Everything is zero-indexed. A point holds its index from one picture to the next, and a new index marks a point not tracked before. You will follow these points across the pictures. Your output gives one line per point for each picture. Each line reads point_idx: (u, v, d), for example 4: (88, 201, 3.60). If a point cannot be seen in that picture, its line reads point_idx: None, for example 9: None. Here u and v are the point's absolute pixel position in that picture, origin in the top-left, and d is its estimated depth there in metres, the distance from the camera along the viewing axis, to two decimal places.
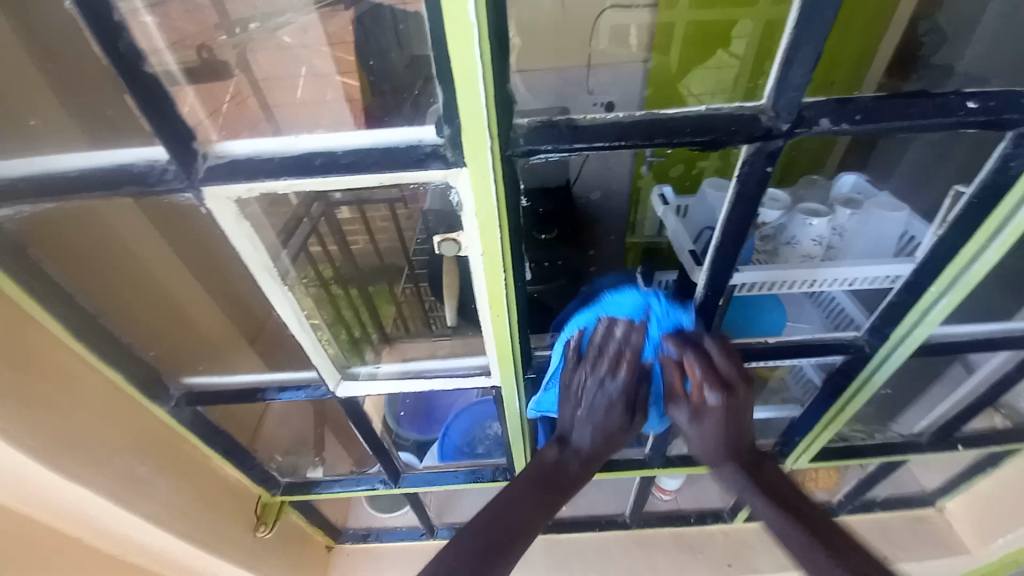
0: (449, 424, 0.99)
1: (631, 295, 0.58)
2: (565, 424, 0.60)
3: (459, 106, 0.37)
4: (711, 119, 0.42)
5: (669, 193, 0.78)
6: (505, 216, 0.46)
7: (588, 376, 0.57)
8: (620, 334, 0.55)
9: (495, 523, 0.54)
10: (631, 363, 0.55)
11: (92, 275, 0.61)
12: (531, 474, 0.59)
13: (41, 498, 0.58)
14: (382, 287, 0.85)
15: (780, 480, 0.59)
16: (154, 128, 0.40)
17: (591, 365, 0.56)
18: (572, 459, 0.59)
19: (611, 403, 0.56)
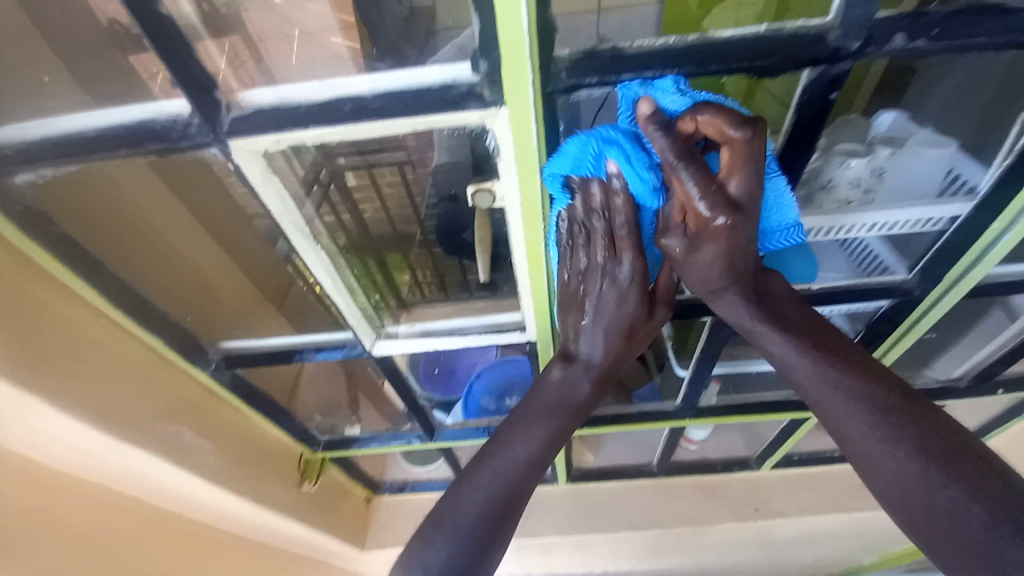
0: (472, 386, 0.93)
1: (582, 143, 0.41)
2: (571, 339, 0.56)
3: (498, 35, 0.34)
4: (771, 40, 0.38)
5: None
6: (545, 157, 0.43)
7: (587, 260, 0.49)
8: (598, 202, 0.44)
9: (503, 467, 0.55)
10: (624, 233, 0.46)
11: (116, 241, 0.61)
12: (529, 408, 0.57)
13: (97, 459, 0.61)
14: (396, 254, 0.74)
15: (787, 306, 0.53)
16: (172, 79, 0.38)
17: (583, 251, 0.48)
18: (582, 368, 0.56)
19: (620, 289, 0.49)
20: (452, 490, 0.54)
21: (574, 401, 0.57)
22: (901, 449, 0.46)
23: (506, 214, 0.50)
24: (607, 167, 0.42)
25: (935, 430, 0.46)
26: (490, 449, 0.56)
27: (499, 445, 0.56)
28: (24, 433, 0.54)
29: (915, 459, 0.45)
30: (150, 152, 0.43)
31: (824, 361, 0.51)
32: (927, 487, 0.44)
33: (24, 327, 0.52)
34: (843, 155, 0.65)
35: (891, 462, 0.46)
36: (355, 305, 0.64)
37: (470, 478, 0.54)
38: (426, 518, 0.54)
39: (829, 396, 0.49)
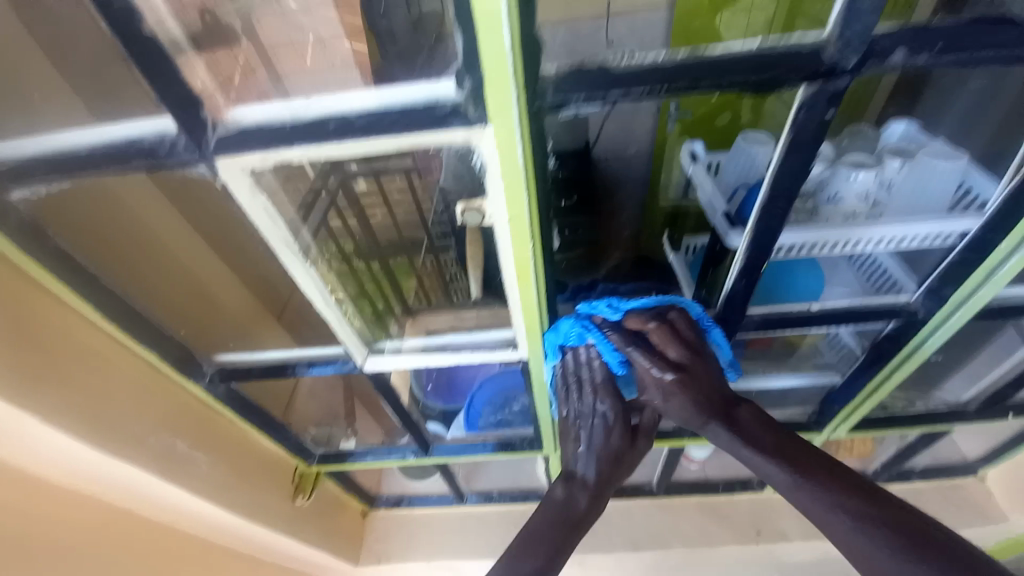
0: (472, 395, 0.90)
1: (570, 324, 0.58)
2: (568, 461, 0.62)
3: (481, 53, 0.33)
4: (763, 56, 0.37)
5: (699, 150, 0.71)
6: (532, 175, 0.42)
7: (580, 405, 0.60)
8: (583, 366, 0.59)
9: (516, 568, 0.55)
10: (602, 385, 0.58)
11: (113, 253, 0.61)
12: (533, 520, 0.59)
13: (89, 471, 0.60)
14: (401, 259, 0.74)
15: (766, 434, 0.55)
16: (160, 96, 0.38)
17: (573, 399, 0.60)
18: (579, 492, 0.59)
19: (609, 427, 0.59)
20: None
21: (577, 518, 0.58)
22: (888, 559, 0.46)
23: (495, 232, 0.49)
24: (585, 342, 0.58)
25: (916, 532, 0.47)
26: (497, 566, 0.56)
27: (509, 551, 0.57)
28: (17, 446, 0.54)
29: (903, 564, 0.46)
30: (140, 169, 0.43)
31: (802, 477, 0.52)
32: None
33: (17, 339, 0.51)
34: (848, 167, 0.66)
35: (879, 574, 0.47)
36: (346, 320, 0.63)
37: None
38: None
39: (815, 513, 0.50)
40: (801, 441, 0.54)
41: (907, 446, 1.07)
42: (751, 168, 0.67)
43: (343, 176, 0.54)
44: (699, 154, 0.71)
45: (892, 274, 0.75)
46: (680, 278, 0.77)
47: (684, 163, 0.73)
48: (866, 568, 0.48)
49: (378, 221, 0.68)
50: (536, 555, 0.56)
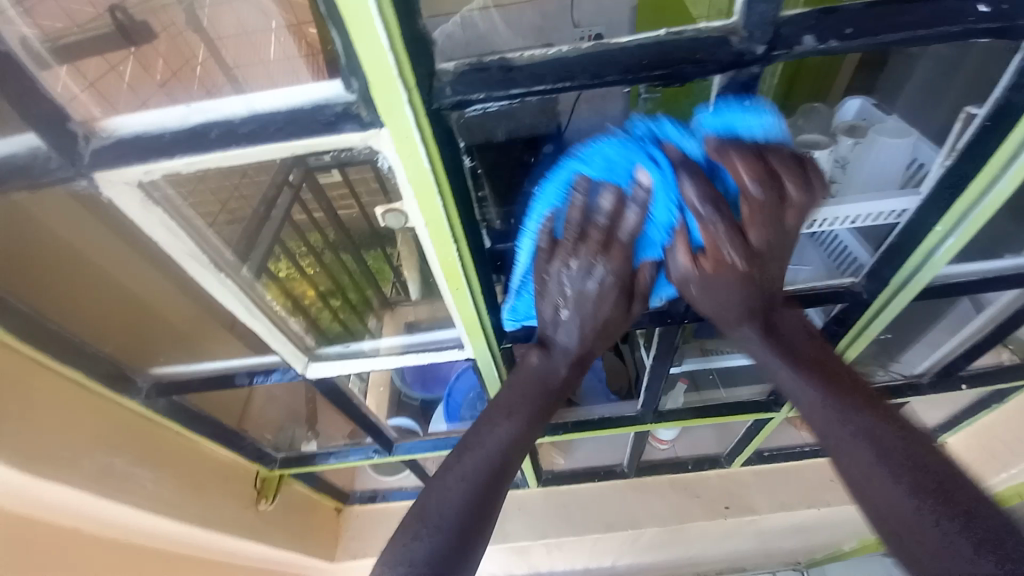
0: (451, 385, 0.92)
1: (620, 148, 0.44)
2: (546, 329, 0.55)
3: (357, 51, 0.31)
4: (669, 47, 0.35)
5: None
6: (443, 178, 0.41)
7: (575, 265, 0.47)
8: (607, 211, 0.45)
9: (477, 460, 0.51)
10: (619, 241, 0.47)
11: (23, 274, 0.56)
12: (507, 394, 0.56)
13: (19, 496, 0.58)
14: (375, 250, 0.64)
15: (796, 342, 0.54)
16: (20, 110, 0.34)
17: (568, 254, 0.47)
18: (555, 363, 0.56)
19: (599, 303, 0.51)
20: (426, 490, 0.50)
21: (549, 390, 0.56)
22: (892, 478, 0.45)
23: (418, 235, 0.47)
24: (636, 182, 0.44)
25: (918, 457, 0.45)
26: (469, 438, 0.53)
27: (472, 436, 0.53)
28: None
29: (905, 491, 0.44)
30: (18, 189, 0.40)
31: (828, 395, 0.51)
32: (929, 526, 0.42)
33: None
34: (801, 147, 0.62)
35: (876, 489, 0.45)
36: (281, 330, 0.61)
37: (449, 471, 0.51)
38: (383, 549, 0.48)
39: (830, 429, 0.49)
40: (840, 363, 0.53)
41: None
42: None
43: (303, 173, 0.52)
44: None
45: (850, 249, 0.72)
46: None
47: None
48: (853, 476, 0.47)
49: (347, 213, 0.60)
50: (500, 442, 0.53)
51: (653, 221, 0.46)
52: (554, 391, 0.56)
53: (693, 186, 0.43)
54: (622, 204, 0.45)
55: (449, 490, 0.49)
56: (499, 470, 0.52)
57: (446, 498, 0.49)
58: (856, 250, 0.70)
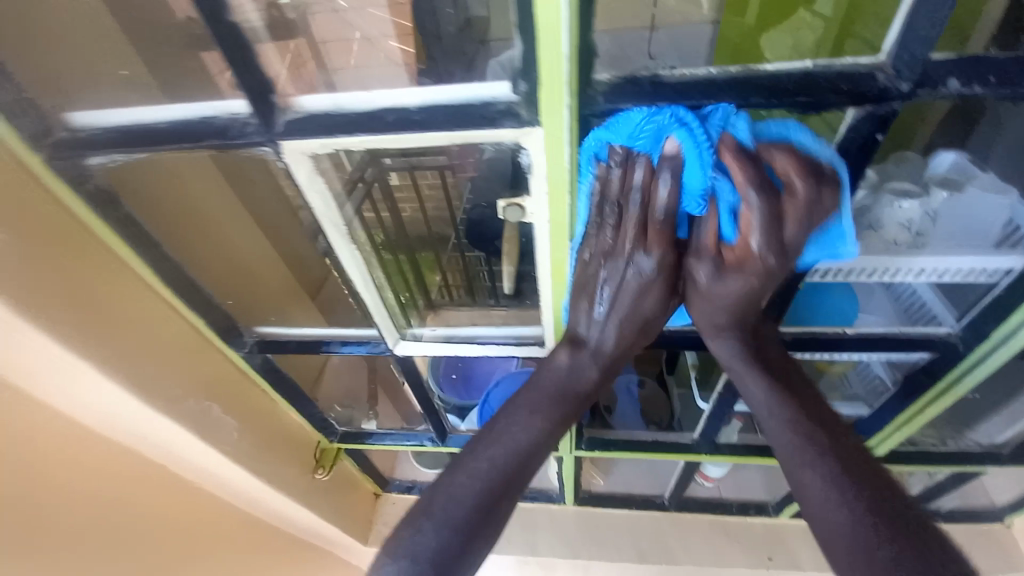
0: (489, 391, 0.94)
1: (649, 115, 0.39)
2: (579, 326, 0.52)
3: (539, 57, 0.35)
4: (815, 76, 0.38)
5: None
6: (575, 179, 0.44)
7: (611, 239, 0.45)
8: (641, 185, 0.41)
9: (495, 462, 0.51)
10: (659, 231, 0.43)
11: (175, 225, 0.63)
12: (535, 390, 0.54)
13: (136, 423, 0.64)
14: (428, 253, 0.80)
15: (776, 357, 0.56)
16: (238, 79, 0.40)
17: (602, 225, 0.44)
18: (586, 365, 0.53)
19: (637, 300, 0.48)
20: (437, 486, 0.51)
21: (573, 392, 0.54)
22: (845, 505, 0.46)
23: (533, 230, 0.51)
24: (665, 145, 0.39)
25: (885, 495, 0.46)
26: (487, 435, 0.53)
27: (496, 431, 0.52)
28: (73, 391, 0.58)
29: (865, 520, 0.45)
30: (209, 148, 0.45)
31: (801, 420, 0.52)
32: (873, 550, 0.43)
33: (71, 297, 0.53)
34: (893, 195, 0.61)
35: (827, 515, 0.46)
36: (383, 305, 0.66)
37: (466, 466, 0.51)
38: (390, 536, 0.50)
39: (794, 454, 0.50)
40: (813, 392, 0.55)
41: (932, 484, 1.04)
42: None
43: (380, 169, 0.59)
44: None
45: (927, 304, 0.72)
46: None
47: None
48: (810, 502, 0.48)
49: (410, 217, 0.74)
50: (523, 442, 0.52)
51: (688, 191, 0.41)
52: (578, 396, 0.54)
53: (741, 172, 0.38)
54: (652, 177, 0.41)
55: (463, 485, 0.50)
56: (515, 474, 0.51)
57: (460, 494, 0.49)
58: (939, 310, 0.69)
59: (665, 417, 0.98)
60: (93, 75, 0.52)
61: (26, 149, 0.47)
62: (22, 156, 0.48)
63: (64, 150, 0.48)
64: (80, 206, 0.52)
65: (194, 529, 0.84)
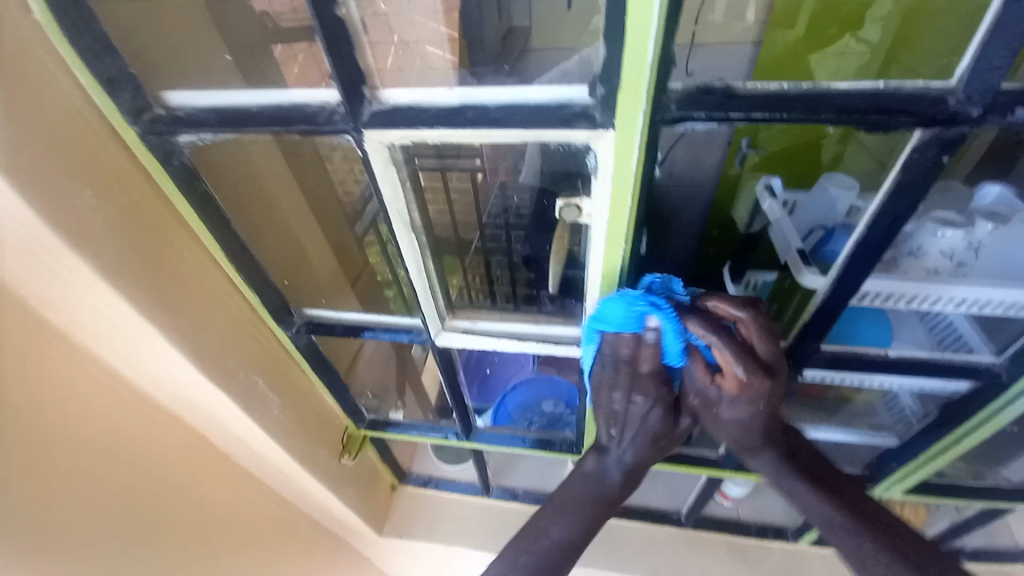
0: (506, 395, 1.00)
1: (619, 303, 0.51)
2: (602, 444, 0.57)
3: (623, 63, 0.37)
4: (885, 98, 0.39)
5: (779, 185, 0.70)
6: (639, 184, 0.46)
7: (615, 391, 0.54)
8: (629, 353, 0.52)
9: (524, 565, 0.52)
10: (649, 377, 0.52)
11: (243, 205, 0.67)
12: (561, 494, 0.56)
13: (190, 388, 0.68)
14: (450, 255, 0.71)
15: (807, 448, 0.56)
16: (333, 70, 0.43)
17: (612, 383, 0.54)
18: (609, 479, 0.56)
19: (650, 431, 0.54)
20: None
21: (602, 498, 0.55)
22: None
23: (589, 231, 0.53)
24: (637, 325, 0.51)
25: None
26: (517, 539, 0.54)
27: (524, 533, 0.54)
28: (139, 353, 0.62)
29: None
30: (296, 133, 0.48)
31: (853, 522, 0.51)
32: None
33: (147, 266, 0.56)
34: (936, 223, 0.61)
35: None
36: (432, 295, 0.68)
37: (499, 566, 0.53)
38: None
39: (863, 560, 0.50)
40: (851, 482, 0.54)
41: (963, 523, 1.01)
42: (837, 208, 0.64)
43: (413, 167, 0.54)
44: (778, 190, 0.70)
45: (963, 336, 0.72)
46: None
47: (760, 197, 0.72)
48: None
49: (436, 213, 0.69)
50: (551, 546, 0.53)
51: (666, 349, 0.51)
52: (607, 503, 0.55)
53: (693, 323, 0.47)
54: (636, 345, 0.52)
55: None
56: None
57: None
58: (975, 341, 0.69)
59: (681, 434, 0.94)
60: (187, 58, 0.56)
61: (122, 121, 0.51)
62: (120, 128, 0.52)
63: (159, 127, 0.51)
64: (163, 180, 0.56)
65: (224, 498, 0.88)
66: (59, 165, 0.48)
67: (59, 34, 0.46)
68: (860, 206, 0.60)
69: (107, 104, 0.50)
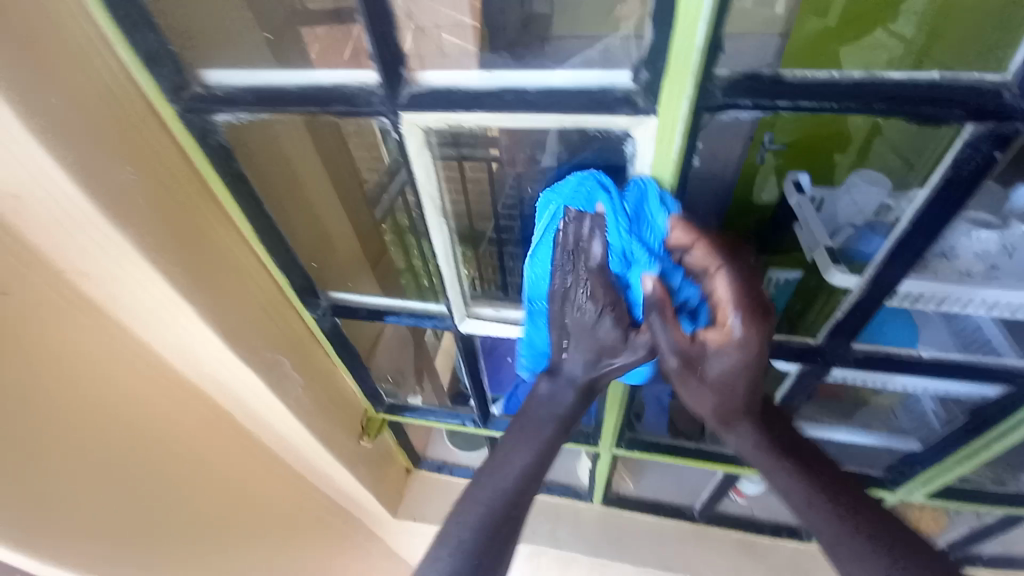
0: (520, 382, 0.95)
1: (594, 185, 0.49)
2: (555, 357, 0.58)
3: (671, 46, 0.37)
4: (940, 89, 0.38)
5: (807, 181, 0.64)
6: (676, 171, 0.46)
7: (574, 292, 0.53)
8: (586, 241, 0.50)
9: (496, 492, 0.53)
10: (606, 284, 0.51)
11: (274, 186, 0.67)
12: (527, 420, 0.58)
13: (218, 365, 0.69)
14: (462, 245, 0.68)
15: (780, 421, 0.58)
16: (374, 51, 0.43)
17: (570, 277, 0.52)
18: (563, 390, 0.58)
19: (597, 339, 0.55)
20: (449, 516, 0.52)
21: (562, 423, 0.57)
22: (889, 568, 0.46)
23: None
24: (598, 209, 0.49)
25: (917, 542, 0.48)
26: (487, 469, 0.55)
27: (494, 463, 0.55)
28: (175, 330, 0.64)
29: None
30: (334, 114, 0.49)
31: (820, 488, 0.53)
32: None
33: (182, 243, 0.57)
34: (970, 224, 0.59)
35: None
36: (458, 280, 0.69)
37: (468, 498, 0.53)
38: None
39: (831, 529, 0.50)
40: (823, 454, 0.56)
41: (979, 529, 1.00)
42: (865, 205, 0.61)
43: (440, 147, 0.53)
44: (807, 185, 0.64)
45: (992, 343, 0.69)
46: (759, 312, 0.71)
47: (786, 191, 0.64)
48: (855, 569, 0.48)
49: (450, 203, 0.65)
50: (521, 473, 0.54)
51: (623, 252, 0.49)
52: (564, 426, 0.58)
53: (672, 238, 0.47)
54: (599, 239, 0.50)
55: (469, 510, 0.52)
56: (516, 508, 0.53)
57: (464, 517, 0.51)
58: (1003, 346, 0.67)
59: (696, 431, 0.93)
60: None
61: (162, 98, 0.51)
62: (159, 105, 0.52)
63: (197, 105, 0.52)
64: (199, 157, 0.56)
65: (247, 473, 0.90)
66: (102, 140, 0.49)
67: (98, 4, 0.45)
68: (889, 205, 0.59)
69: (149, 81, 0.50)
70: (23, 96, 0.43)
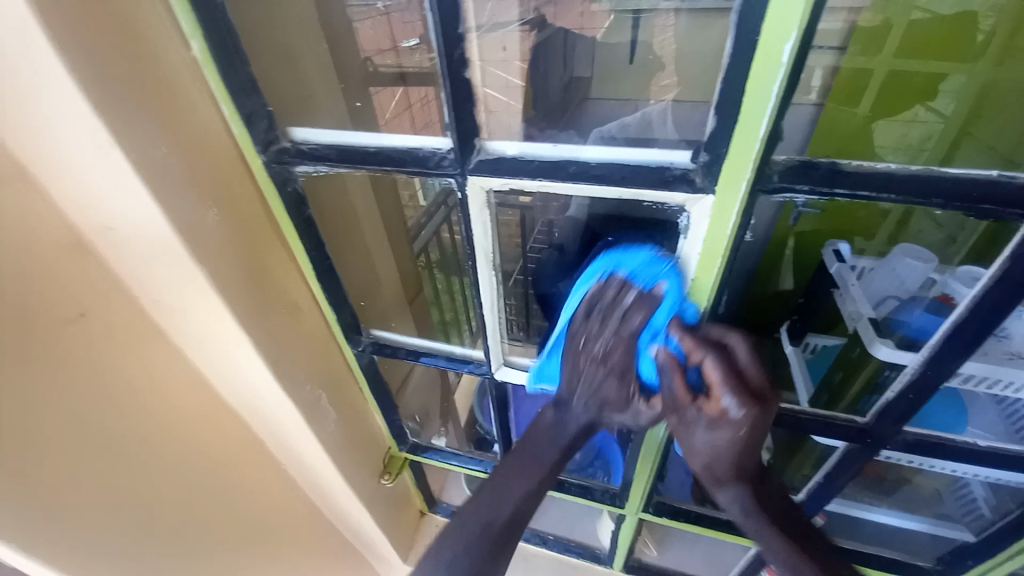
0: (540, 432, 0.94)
1: (642, 258, 0.51)
2: (563, 394, 0.60)
3: (732, 134, 0.40)
4: (1002, 186, 0.38)
5: (847, 251, 0.66)
6: (729, 246, 0.47)
7: (596, 344, 0.54)
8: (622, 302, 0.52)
9: (491, 508, 0.59)
10: (628, 342, 0.52)
11: (334, 230, 0.72)
12: (529, 443, 0.62)
13: (262, 395, 0.72)
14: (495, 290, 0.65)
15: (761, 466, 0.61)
16: (452, 123, 0.47)
17: (596, 329, 0.54)
18: (566, 423, 0.60)
19: (604, 388, 0.56)
20: (448, 531, 0.60)
21: (562, 447, 0.61)
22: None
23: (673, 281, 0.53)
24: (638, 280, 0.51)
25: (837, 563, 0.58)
26: (488, 486, 0.61)
27: (494, 481, 0.61)
28: (228, 359, 0.67)
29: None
30: (405, 173, 0.53)
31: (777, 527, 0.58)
32: None
33: (248, 280, 0.61)
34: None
35: None
36: (500, 329, 0.70)
37: (465, 512, 0.60)
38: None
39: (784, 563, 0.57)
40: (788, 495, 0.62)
41: None
42: (908, 279, 0.63)
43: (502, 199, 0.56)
44: (846, 255, 0.66)
45: None
46: (798, 377, 0.74)
47: (826, 260, 0.69)
48: None
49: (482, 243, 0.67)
50: (518, 493, 0.60)
51: (652, 327, 0.51)
52: (564, 450, 0.61)
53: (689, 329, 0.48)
54: (633, 304, 0.51)
55: (467, 522, 0.59)
56: (510, 523, 0.59)
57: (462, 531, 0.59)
58: None
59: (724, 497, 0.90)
60: (310, 97, 0.62)
61: (252, 150, 0.56)
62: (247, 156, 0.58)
63: (282, 157, 0.57)
64: (275, 203, 0.61)
65: (269, 507, 0.89)
66: (196, 185, 0.53)
67: (212, 68, 0.51)
68: (935, 279, 0.60)
69: (244, 136, 0.55)
70: (140, 146, 0.48)
